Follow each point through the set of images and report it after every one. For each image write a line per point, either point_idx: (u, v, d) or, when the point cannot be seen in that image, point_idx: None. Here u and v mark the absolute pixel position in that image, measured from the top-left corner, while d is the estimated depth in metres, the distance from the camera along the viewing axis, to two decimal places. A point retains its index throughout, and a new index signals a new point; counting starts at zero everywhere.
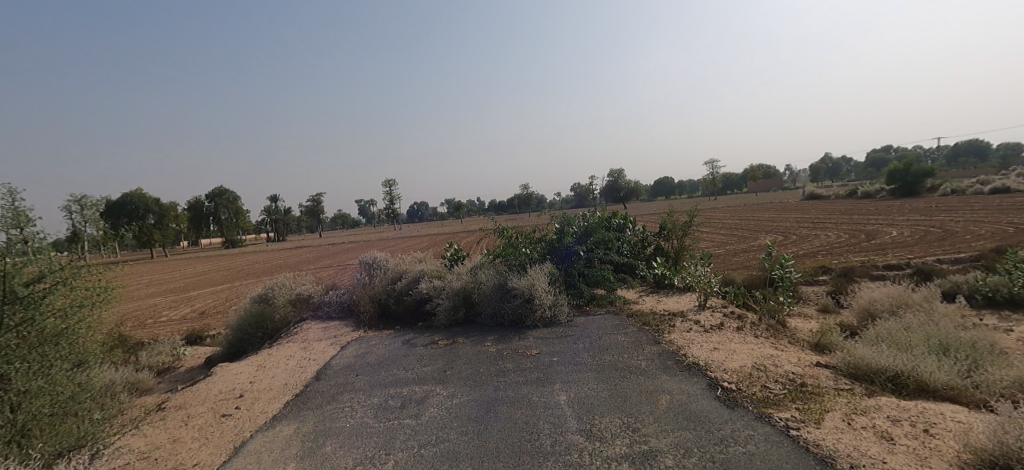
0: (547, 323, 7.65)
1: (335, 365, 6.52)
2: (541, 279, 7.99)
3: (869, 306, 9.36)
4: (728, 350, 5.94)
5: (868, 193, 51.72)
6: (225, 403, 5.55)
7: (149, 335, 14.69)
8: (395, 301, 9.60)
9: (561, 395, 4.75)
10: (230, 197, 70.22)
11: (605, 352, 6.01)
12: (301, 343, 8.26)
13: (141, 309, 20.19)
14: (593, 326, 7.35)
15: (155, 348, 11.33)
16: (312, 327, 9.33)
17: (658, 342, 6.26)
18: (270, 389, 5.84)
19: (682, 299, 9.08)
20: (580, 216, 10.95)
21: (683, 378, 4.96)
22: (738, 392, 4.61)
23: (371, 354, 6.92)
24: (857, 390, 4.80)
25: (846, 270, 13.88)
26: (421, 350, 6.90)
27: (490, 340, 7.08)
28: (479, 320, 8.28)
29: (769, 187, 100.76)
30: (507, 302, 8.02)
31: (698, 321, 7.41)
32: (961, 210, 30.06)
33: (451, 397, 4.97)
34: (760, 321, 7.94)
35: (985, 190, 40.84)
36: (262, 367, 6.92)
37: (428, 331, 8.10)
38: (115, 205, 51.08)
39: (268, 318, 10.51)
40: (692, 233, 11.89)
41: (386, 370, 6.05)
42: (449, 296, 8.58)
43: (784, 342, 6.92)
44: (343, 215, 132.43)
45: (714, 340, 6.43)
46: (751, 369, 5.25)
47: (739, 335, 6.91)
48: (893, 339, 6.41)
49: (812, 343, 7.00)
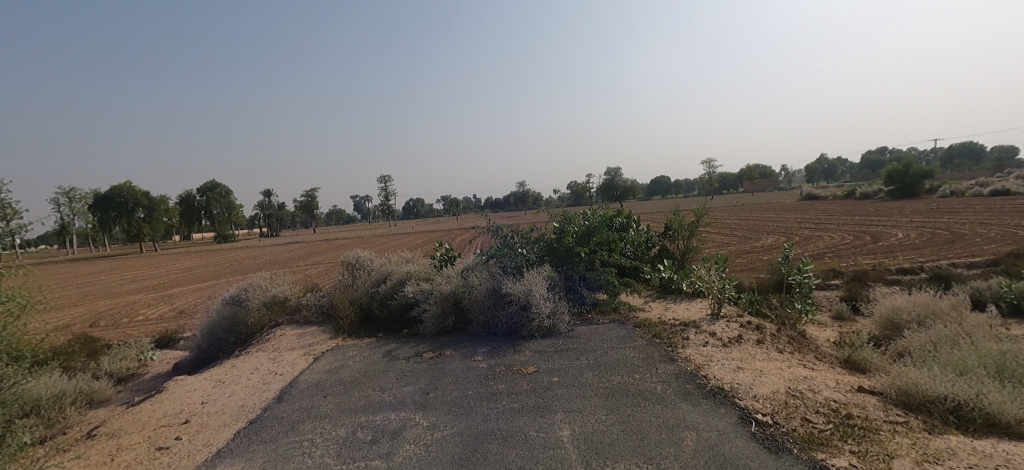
0: (545, 333, 6.85)
1: (303, 382, 5.71)
2: (539, 283, 7.19)
3: (891, 315, 8.61)
4: (754, 370, 5.16)
5: (865, 194, 51.16)
6: (166, 431, 4.74)
7: (120, 336, 13.85)
8: (380, 305, 8.77)
9: (563, 430, 3.95)
10: (222, 190, 68.98)
11: (613, 370, 5.22)
12: (271, 352, 7.43)
13: (117, 308, 19.18)
14: (596, 337, 6.58)
15: (119, 353, 10.47)
16: (286, 333, 8.50)
17: (673, 359, 5.46)
18: (222, 413, 5.03)
19: (693, 306, 8.33)
20: (581, 215, 10.15)
21: (710, 408, 4.17)
22: (776, 428, 3.84)
23: (347, 368, 6.10)
24: (914, 425, 4.04)
25: (859, 275, 13.18)
26: (403, 364, 6.10)
27: (482, 352, 6.29)
28: (470, 328, 7.47)
29: (766, 187, 100.72)
30: (500, 309, 7.22)
31: (714, 332, 6.65)
32: (964, 212, 29.61)
33: (432, 430, 4.17)
34: (781, 333, 7.17)
35: (984, 193, 40.27)
36: (219, 382, 6.11)
37: (413, 341, 7.28)
38: (102, 198, 49.79)
39: (240, 322, 9.67)
40: (700, 234, 11.14)
41: (360, 390, 5.24)
42: (438, 301, 7.76)
43: (812, 359, 6.14)
44: (338, 211, 131.59)
45: (736, 357, 5.66)
46: (786, 396, 4.46)
47: (762, 350, 6.16)
48: (939, 357, 5.60)
49: (842, 360, 6.21)
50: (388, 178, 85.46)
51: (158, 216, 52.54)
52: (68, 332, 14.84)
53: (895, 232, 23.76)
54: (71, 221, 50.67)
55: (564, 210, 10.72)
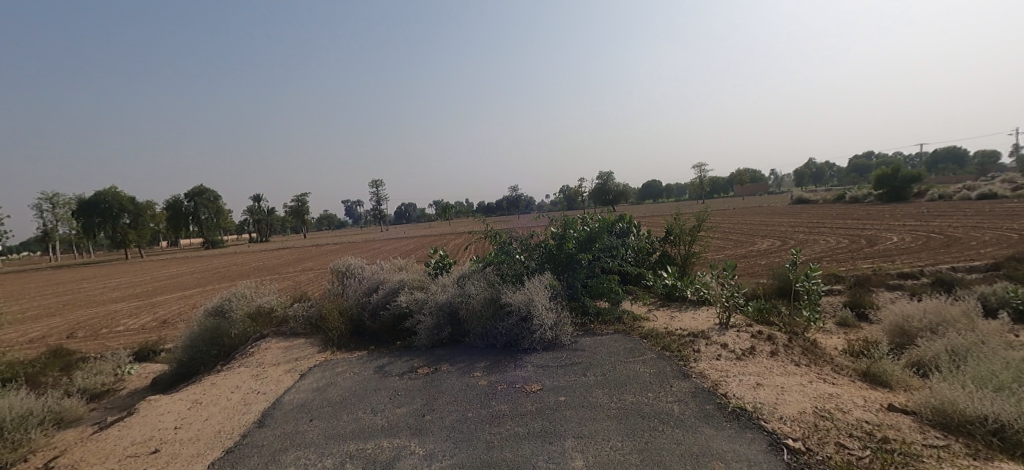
0: (547, 345, 6.46)
1: (286, 403, 5.26)
2: (540, 293, 6.80)
3: (901, 322, 8.31)
4: (774, 387, 4.80)
5: (856, 198, 51.40)
6: (132, 463, 4.32)
7: (98, 348, 13.26)
8: (371, 315, 8.33)
9: (575, 460, 3.57)
10: (210, 196, 67.86)
11: (624, 388, 4.84)
12: (254, 368, 6.98)
13: (98, 317, 18.48)
14: (601, 350, 6.21)
15: (94, 368, 9.94)
16: (271, 346, 8.03)
17: (687, 375, 5.09)
18: (195, 442, 4.60)
19: (699, 315, 8.00)
20: (580, 220, 9.76)
21: (733, 432, 3.81)
22: (811, 456, 3.48)
23: (335, 386, 5.67)
24: (956, 449, 3.69)
25: (861, 279, 12.95)
26: (396, 381, 5.69)
27: (480, 367, 5.88)
28: (467, 340, 7.06)
29: (756, 191, 101.37)
30: (500, 320, 6.83)
31: (726, 344, 6.30)
32: (955, 216, 29.78)
33: (428, 460, 3.76)
34: (793, 343, 6.85)
35: (971, 196, 40.65)
36: (196, 403, 5.67)
37: (406, 354, 6.86)
38: (86, 203, 48.62)
39: (223, 335, 9.18)
40: (701, 239, 10.84)
41: (350, 412, 4.81)
42: (433, 311, 7.35)
43: (830, 372, 5.81)
44: (329, 217, 130.54)
45: (753, 371, 5.31)
46: (814, 417, 4.10)
47: (777, 363, 5.82)
48: (966, 370, 5.26)
49: (862, 373, 5.88)
50: (380, 182, 84.69)
51: (144, 222, 51.40)
52: (42, 345, 14.19)
53: (889, 235, 23.72)
54: (54, 226, 49.56)
55: (562, 215, 10.35)
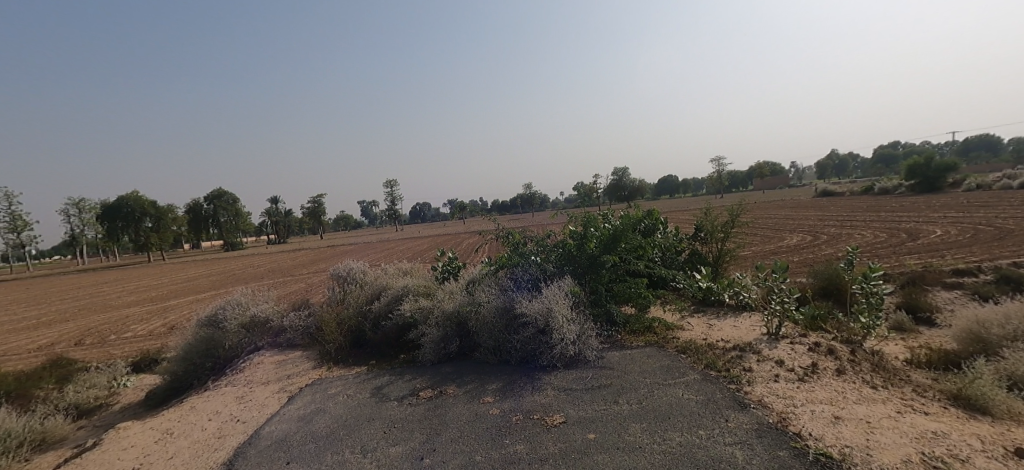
0: (569, 362, 5.56)
1: (263, 437, 4.47)
2: (561, 302, 5.89)
3: (976, 329, 7.17)
4: (860, 422, 3.83)
5: (886, 189, 48.97)
6: None
7: (100, 357, 12.76)
8: (372, 326, 7.53)
9: None
10: (230, 199, 68.19)
11: (668, 422, 3.93)
12: (241, 387, 6.25)
13: (107, 323, 18.10)
14: (632, 368, 5.30)
15: (86, 381, 9.36)
16: (265, 360, 7.32)
17: (745, 405, 4.15)
18: None
19: (743, 323, 7.01)
20: (601, 217, 8.80)
21: None
22: None
23: (325, 414, 4.88)
24: None
25: (913, 278, 11.70)
26: (395, 407, 4.87)
27: (491, 391, 5.03)
28: (477, 355, 6.21)
29: (778, 184, 98.45)
30: (513, 332, 5.97)
31: (782, 360, 5.33)
32: (1001, 206, 27.79)
33: None
34: (859, 357, 5.83)
35: (1014, 184, 38.16)
36: (167, 435, 4.96)
37: (410, 372, 6.05)
38: (109, 208, 49.26)
39: (217, 345, 8.48)
40: (735, 236, 9.80)
41: (333, 453, 3.99)
42: (439, 322, 6.52)
43: (915, 396, 4.79)
44: (345, 217, 131.29)
45: (824, 399, 4.34)
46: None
47: (849, 385, 4.84)
48: None
49: (954, 396, 4.83)
50: (393, 182, 84.69)
51: (166, 225, 51.46)
52: (46, 353, 13.77)
53: (930, 228, 22.08)
54: (81, 231, 50.45)
55: (580, 212, 9.38)
